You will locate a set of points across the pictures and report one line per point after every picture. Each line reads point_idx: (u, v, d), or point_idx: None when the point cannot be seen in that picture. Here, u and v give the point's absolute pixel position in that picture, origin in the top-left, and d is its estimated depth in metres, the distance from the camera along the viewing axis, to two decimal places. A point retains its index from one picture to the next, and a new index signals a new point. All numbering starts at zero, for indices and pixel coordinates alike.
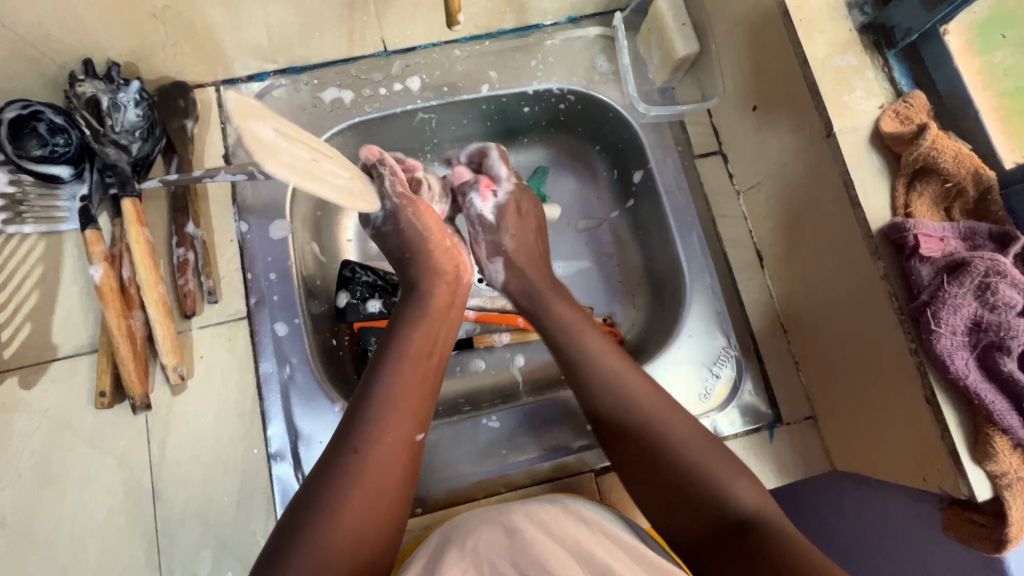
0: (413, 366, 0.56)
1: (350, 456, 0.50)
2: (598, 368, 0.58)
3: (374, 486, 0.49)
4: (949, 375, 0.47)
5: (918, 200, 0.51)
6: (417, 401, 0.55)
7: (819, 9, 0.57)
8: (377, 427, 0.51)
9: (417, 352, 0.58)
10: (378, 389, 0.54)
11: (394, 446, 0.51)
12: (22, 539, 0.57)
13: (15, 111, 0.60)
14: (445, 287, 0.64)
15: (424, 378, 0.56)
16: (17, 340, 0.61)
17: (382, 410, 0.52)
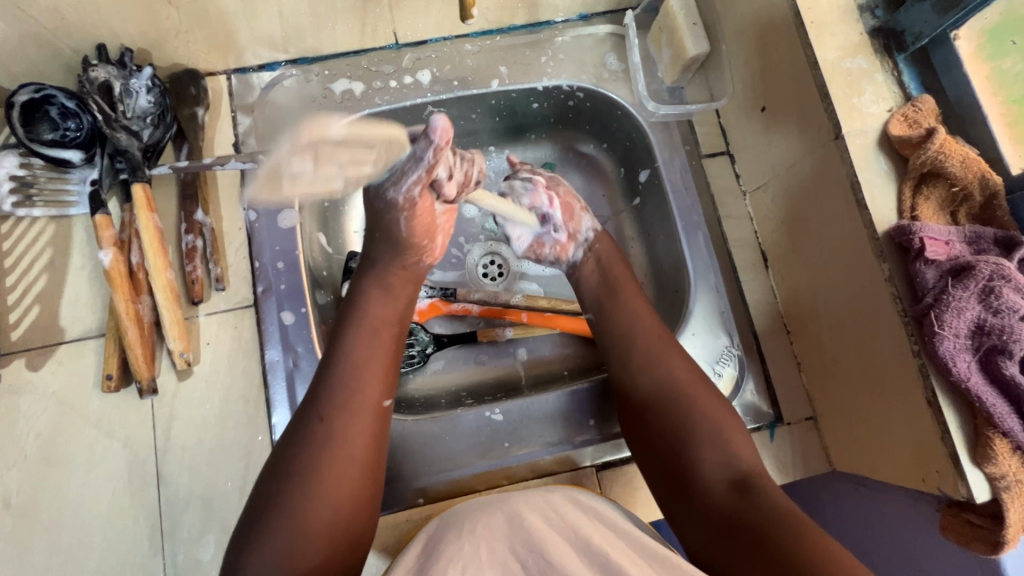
0: (376, 344, 0.58)
1: (315, 425, 0.50)
2: (624, 347, 0.63)
3: (337, 456, 0.49)
4: (951, 377, 0.48)
5: (925, 203, 0.52)
6: (373, 375, 0.55)
7: (831, 12, 0.57)
8: (346, 398, 0.52)
9: (379, 328, 0.59)
10: (340, 363, 0.55)
11: (364, 415, 0.52)
12: (27, 518, 0.57)
13: (27, 94, 0.61)
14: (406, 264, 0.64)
15: (383, 356, 0.58)
16: (26, 322, 0.62)
17: (342, 380, 0.53)
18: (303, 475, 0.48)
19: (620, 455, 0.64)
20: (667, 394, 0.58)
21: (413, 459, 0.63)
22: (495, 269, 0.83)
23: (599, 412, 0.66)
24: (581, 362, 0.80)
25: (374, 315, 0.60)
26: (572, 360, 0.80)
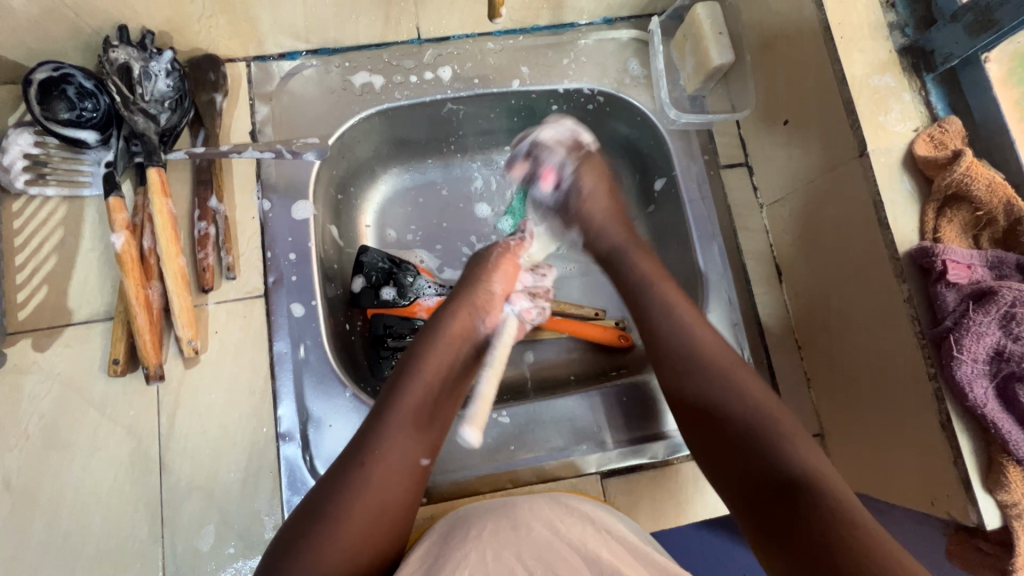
0: (425, 388, 0.54)
1: (359, 469, 0.49)
2: (687, 347, 0.56)
3: (376, 507, 0.49)
4: (967, 402, 0.48)
5: (948, 225, 0.51)
6: (428, 422, 0.54)
7: (861, 28, 0.56)
8: (390, 459, 0.50)
9: (432, 373, 0.55)
10: (393, 407, 0.52)
11: (403, 475, 0.51)
12: (27, 500, 0.57)
13: (45, 72, 0.60)
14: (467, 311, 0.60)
15: (435, 403, 0.55)
16: (33, 302, 0.61)
17: (392, 425, 0.52)
18: (337, 522, 0.47)
19: (626, 463, 0.64)
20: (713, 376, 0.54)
21: None
22: None
23: (607, 419, 0.65)
24: (587, 367, 0.80)
25: (434, 358, 0.56)
26: (578, 365, 0.80)
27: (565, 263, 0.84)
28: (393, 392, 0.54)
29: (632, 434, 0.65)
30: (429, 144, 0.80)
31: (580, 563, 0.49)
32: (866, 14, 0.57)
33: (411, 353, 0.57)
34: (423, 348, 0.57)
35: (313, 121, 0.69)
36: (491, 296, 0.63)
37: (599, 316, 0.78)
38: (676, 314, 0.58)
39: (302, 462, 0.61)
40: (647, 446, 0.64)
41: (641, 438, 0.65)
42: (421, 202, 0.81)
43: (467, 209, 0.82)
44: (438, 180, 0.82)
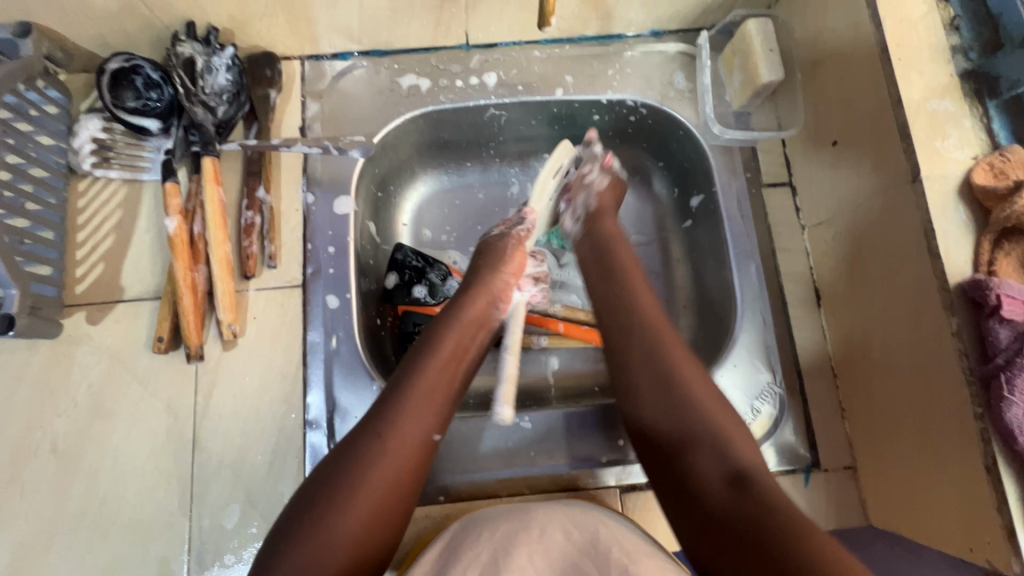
0: (440, 368, 0.54)
1: (375, 443, 0.48)
2: (650, 368, 0.53)
3: (391, 482, 0.47)
4: (1016, 446, 0.45)
5: (1005, 259, 0.49)
6: (438, 406, 0.53)
7: (920, 50, 0.55)
8: (398, 429, 0.49)
9: (447, 353, 0.55)
10: (410, 381, 0.52)
11: (410, 452, 0.49)
12: (70, 464, 0.60)
13: (118, 63, 0.64)
14: (481, 299, 0.62)
15: (451, 383, 0.55)
16: (90, 277, 0.65)
17: (405, 401, 0.51)
18: (350, 494, 0.46)
19: (645, 480, 0.63)
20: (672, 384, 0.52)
21: (438, 457, 0.63)
22: None
23: (629, 433, 0.64)
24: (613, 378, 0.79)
25: (449, 339, 0.56)
26: (604, 376, 0.79)
27: None
28: (410, 368, 0.53)
29: None
30: (469, 148, 0.81)
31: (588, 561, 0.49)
32: (927, 35, 0.55)
33: (424, 335, 0.57)
34: (439, 329, 0.57)
35: (360, 120, 0.71)
36: (506, 284, 0.64)
37: None
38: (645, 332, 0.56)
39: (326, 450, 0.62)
40: None
41: None
42: (457, 203, 0.83)
43: (498, 215, 0.83)
44: (476, 184, 0.83)
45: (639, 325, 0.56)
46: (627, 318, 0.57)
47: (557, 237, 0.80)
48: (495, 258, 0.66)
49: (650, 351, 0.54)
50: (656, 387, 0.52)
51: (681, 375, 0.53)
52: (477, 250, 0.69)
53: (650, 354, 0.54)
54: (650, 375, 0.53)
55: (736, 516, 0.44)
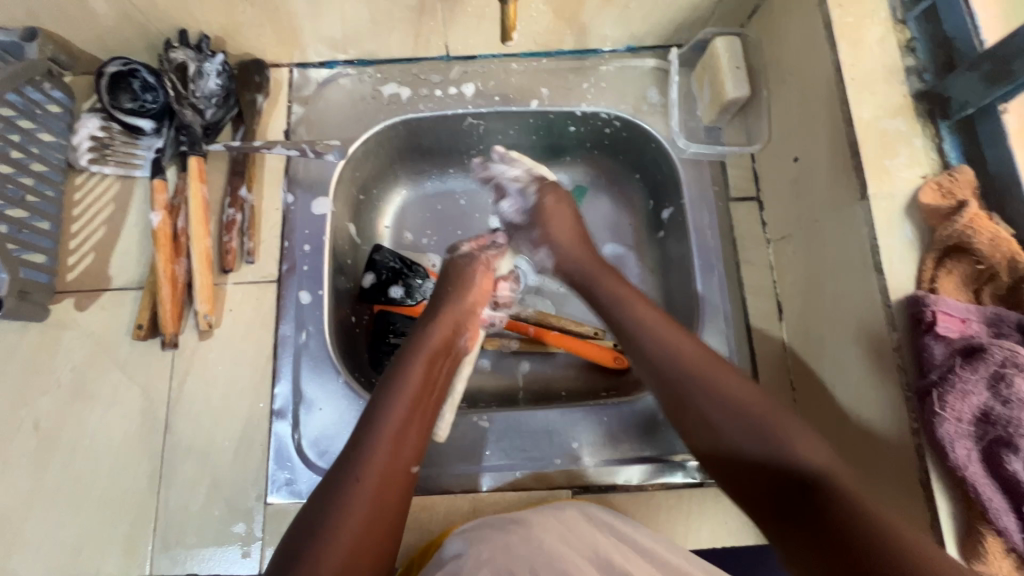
0: (409, 403, 0.55)
1: (354, 485, 0.49)
2: (703, 393, 0.53)
3: (375, 514, 0.48)
4: (947, 463, 0.45)
5: (946, 277, 0.50)
6: (408, 434, 0.54)
7: (874, 71, 0.56)
8: (371, 456, 0.50)
9: (413, 390, 0.56)
10: (377, 422, 0.53)
11: (390, 477, 0.50)
12: (50, 441, 0.64)
13: (116, 67, 0.68)
14: (444, 329, 0.63)
15: (420, 418, 0.55)
16: (81, 266, 0.69)
17: (375, 442, 0.51)
18: (335, 531, 0.46)
19: (599, 482, 0.64)
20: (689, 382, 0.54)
21: None
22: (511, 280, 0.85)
23: (586, 437, 0.65)
24: (581, 384, 0.80)
25: (414, 373, 0.57)
26: (572, 382, 0.80)
27: None
28: (378, 405, 0.54)
29: (609, 455, 0.65)
30: (451, 155, 0.83)
31: (589, 566, 0.51)
32: (881, 56, 0.56)
33: (391, 370, 0.58)
34: (404, 364, 0.58)
35: (342, 126, 0.75)
36: (471, 311, 0.66)
37: (597, 335, 0.79)
38: (690, 357, 0.55)
39: (290, 439, 0.64)
40: (622, 469, 0.64)
41: (617, 460, 0.65)
42: (438, 209, 0.85)
43: (478, 221, 0.85)
44: (458, 190, 0.86)
45: (668, 353, 0.56)
46: (654, 342, 0.57)
47: None
48: (458, 280, 0.68)
49: (691, 375, 0.54)
50: (712, 405, 0.52)
51: (739, 395, 0.52)
52: (441, 274, 0.70)
53: (692, 376, 0.54)
54: (672, 396, 0.55)
55: (819, 523, 0.43)
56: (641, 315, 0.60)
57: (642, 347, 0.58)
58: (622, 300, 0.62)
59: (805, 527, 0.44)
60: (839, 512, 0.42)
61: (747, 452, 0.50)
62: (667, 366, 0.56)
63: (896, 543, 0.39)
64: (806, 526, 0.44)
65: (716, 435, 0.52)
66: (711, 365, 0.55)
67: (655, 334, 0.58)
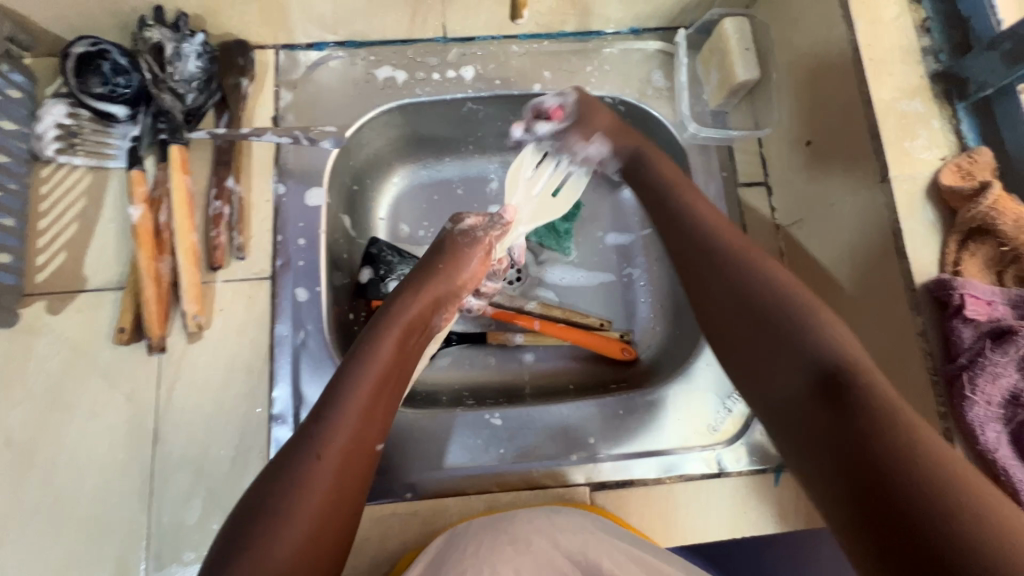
0: (379, 378, 0.51)
1: (313, 462, 0.45)
2: (727, 290, 0.51)
3: (332, 496, 0.45)
4: (977, 446, 0.46)
5: (969, 259, 0.49)
6: (377, 409, 0.50)
7: (891, 51, 0.55)
8: (337, 433, 0.47)
9: (383, 364, 0.52)
10: (345, 395, 0.49)
11: (354, 455, 0.47)
12: (25, 457, 0.58)
13: (84, 47, 0.63)
14: (425, 304, 0.59)
15: (387, 397, 0.52)
16: (51, 266, 0.63)
17: (342, 418, 0.48)
18: (289, 514, 0.43)
19: (616, 478, 0.62)
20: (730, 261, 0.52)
21: (406, 454, 0.62)
22: (513, 272, 0.82)
23: (601, 431, 0.64)
24: (588, 377, 0.78)
25: (386, 348, 0.54)
26: (579, 374, 0.79)
27: (573, 270, 0.83)
28: (346, 378, 0.50)
29: (625, 449, 0.63)
30: (447, 142, 0.80)
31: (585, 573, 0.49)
32: (897, 36, 0.56)
33: (361, 342, 0.54)
34: (376, 336, 0.54)
35: (335, 111, 0.71)
36: (456, 289, 0.62)
37: (603, 326, 0.77)
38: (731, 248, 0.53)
39: None
40: (638, 463, 0.63)
41: (633, 454, 0.63)
42: (435, 198, 0.82)
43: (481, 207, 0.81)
44: (455, 178, 0.82)
45: (716, 254, 0.54)
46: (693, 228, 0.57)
47: (535, 234, 0.82)
48: (448, 258, 0.63)
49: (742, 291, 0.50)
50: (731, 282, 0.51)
51: (779, 294, 0.48)
52: (434, 246, 0.65)
53: (722, 251, 0.54)
54: (738, 302, 0.50)
55: (871, 458, 0.37)
56: (697, 209, 0.59)
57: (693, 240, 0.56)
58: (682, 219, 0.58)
59: (854, 462, 0.37)
60: (896, 441, 0.36)
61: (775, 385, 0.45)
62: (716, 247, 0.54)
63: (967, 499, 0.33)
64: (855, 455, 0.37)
65: (745, 371, 0.48)
66: (754, 258, 0.52)
67: (698, 217, 0.57)
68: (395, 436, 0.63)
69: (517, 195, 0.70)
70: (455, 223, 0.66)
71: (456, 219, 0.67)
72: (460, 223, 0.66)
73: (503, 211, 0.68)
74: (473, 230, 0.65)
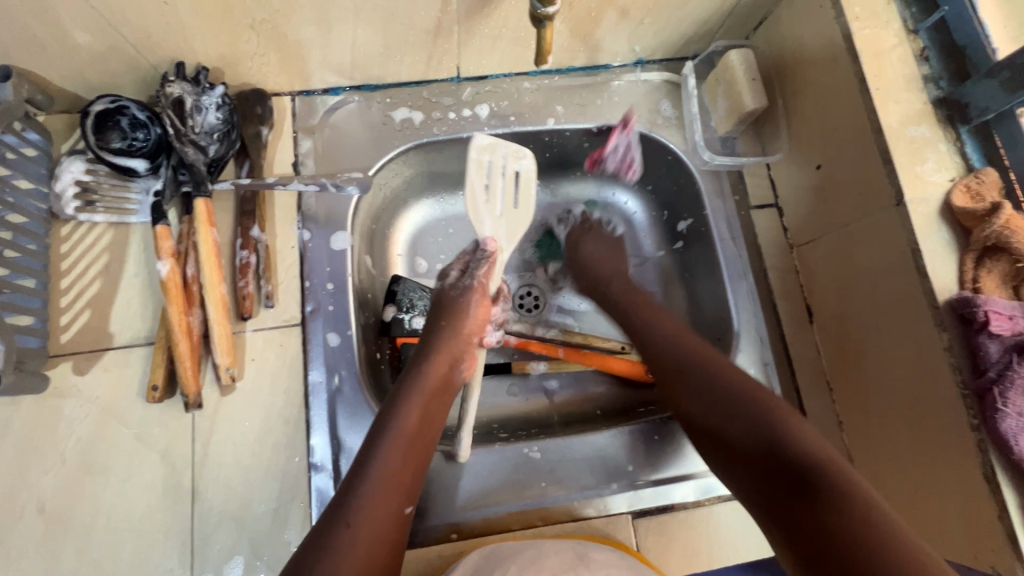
0: (406, 447, 0.53)
1: (343, 531, 0.46)
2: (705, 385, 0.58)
3: (370, 560, 0.46)
4: (1012, 456, 0.48)
5: (987, 276, 0.52)
6: (401, 477, 0.52)
7: (895, 81, 0.58)
8: (365, 500, 0.49)
9: (408, 434, 0.54)
10: (371, 465, 0.51)
11: (381, 522, 0.48)
12: (59, 525, 0.57)
13: (104, 105, 0.63)
14: (440, 365, 0.61)
15: (415, 464, 0.54)
16: (75, 326, 0.62)
17: (368, 492, 0.49)
18: None
19: (657, 504, 0.63)
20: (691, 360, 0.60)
21: (447, 494, 0.62)
22: (531, 300, 0.82)
23: (638, 458, 0.65)
24: (614, 402, 0.79)
25: (410, 415, 0.56)
26: (604, 399, 0.79)
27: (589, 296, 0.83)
28: (371, 450, 0.52)
29: (662, 474, 0.64)
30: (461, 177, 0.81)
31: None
32: (899, 67, 0.59)
33: (384, 412, 0.56)
34: (399, 404, 0.56)
35: (355, 154, 0.72)
36: (467, 342, 0.63)
37: (625, 350, 0.78)
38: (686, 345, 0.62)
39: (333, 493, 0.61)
40: (676, 487, 0.64)
41: (671, 479, 0.64)
42: (451, 232, 0.83)
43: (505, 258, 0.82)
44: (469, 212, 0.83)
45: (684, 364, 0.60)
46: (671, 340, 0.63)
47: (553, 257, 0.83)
48: (450, 313, 0.64)
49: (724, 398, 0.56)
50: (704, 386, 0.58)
51: (749, 387, 0.56)
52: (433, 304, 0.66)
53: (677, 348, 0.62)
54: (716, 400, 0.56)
55: (834, 535, 0.43)
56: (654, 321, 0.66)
57: (668, 360, 0.62)
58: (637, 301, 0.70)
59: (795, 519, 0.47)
60: (854, 532, 0.43)
61: (735, 437, 0.54)
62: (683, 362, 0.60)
63: (893, 535, 0.42)
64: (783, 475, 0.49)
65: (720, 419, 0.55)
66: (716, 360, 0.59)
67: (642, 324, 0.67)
68: (435, 476, 0.63)
69: (483, 223, 0.64)
70: (444, 279, 0.67)
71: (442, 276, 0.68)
72: (449, 276, 0.66)
73: (486, 244, 0.64)
74: (463, 276, 0.66)
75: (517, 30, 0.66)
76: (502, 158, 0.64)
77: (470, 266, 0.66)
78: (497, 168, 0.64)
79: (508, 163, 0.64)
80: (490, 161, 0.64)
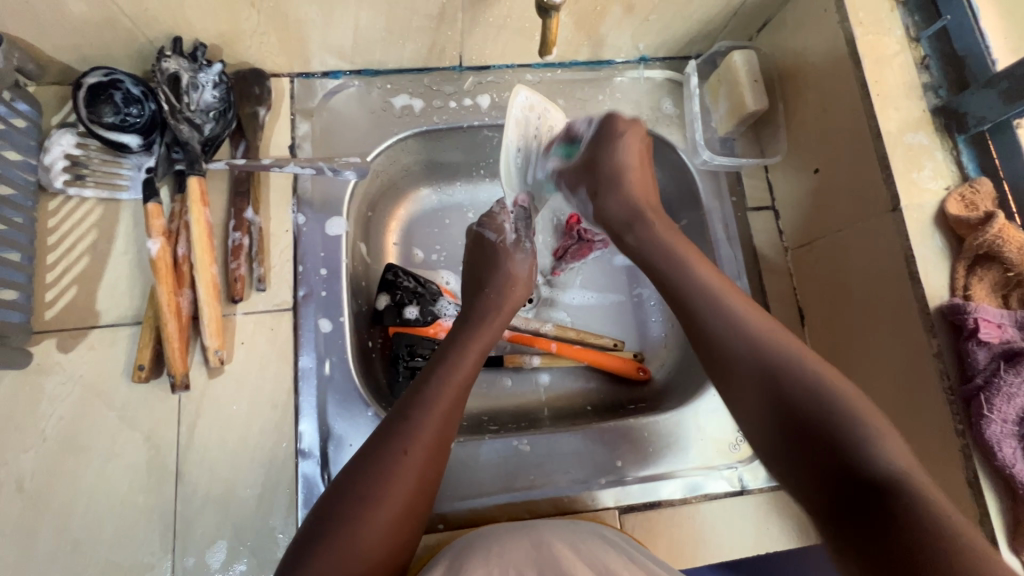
0: (455, 389, 0.53)
1: (399, 457, 0.48)
2: (739, 347, 0.49)
3: (411, 498, 0.48)
4: (995, 461, 0.49)
5: (978, 284, 0.53)
6: (453, 412, 0.53)
7: (896, 87, 0.59)
8: (417, 428, 0.50)
9: (461, 378, 0.55)
10: (425, 400, 0.52)
11: (430, 449, 0.49)
12: (37, 504, 0.56)
13: (96, 77, 0.61)
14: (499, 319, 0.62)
15: (459, 404, 0.54)
16: (61, 303, 0.61)
17: (423, 421, 0.50)
18: (376, 502, 0.46)
19: (646, 500, 0.63)
20: (725, 321, 0.51)
21: None
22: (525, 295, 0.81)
23: (623, 453, 0.65)
24: (603, 398, 0.79)
25: (466, 362, 0.56)
26: (594, 395, 0.79)
27: (583, 291, 0.83)
28: (423, 386, 0.53)
29: (648, 470, 0.65)
30: (460, 167, 0.81)
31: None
32: (900, 74, 0.59)
33: (440, 358, 0.56)
34: (460, 350, 0.57)
35: (353, 139, 0.71)
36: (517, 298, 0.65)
37: (617, 347, 0.78)
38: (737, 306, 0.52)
39: (319, 479, 0.60)
40: (664, 484, 0.64)
41: (654, 477, 0.64)
42: (447, 222, 0.82)
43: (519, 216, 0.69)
44: (465, 203, 0.83)
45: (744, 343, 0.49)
46: (753, 345, 0.49)
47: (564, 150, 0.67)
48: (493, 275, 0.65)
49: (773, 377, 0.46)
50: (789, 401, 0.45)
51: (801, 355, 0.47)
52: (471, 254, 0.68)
53: (772, 360, 0.47)
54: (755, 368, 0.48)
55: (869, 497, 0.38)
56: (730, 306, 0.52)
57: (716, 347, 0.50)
58: (678, 261, 0.57)
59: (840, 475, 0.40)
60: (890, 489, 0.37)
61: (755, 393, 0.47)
62: (807, 379, 0.45)
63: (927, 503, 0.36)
64: (848, 480, 0.40)
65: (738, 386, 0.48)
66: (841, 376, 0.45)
67: (733, 316, 0.51)
68: None
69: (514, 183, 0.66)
70: (497, 234, 0.67)
71: (494, 230, 0.68)
72: (503, 233, 0.68)
73: (520, 201, 0.69)
74: (517, 238, 0.68)
75: (521, 21, 0.65)
76: (535, 117, 0.65)
77: (521, 227, 0.68)
78: (529, 127, 0.65)
79: (541, 124, 0.67)
80: (525, 119, 0.64)
